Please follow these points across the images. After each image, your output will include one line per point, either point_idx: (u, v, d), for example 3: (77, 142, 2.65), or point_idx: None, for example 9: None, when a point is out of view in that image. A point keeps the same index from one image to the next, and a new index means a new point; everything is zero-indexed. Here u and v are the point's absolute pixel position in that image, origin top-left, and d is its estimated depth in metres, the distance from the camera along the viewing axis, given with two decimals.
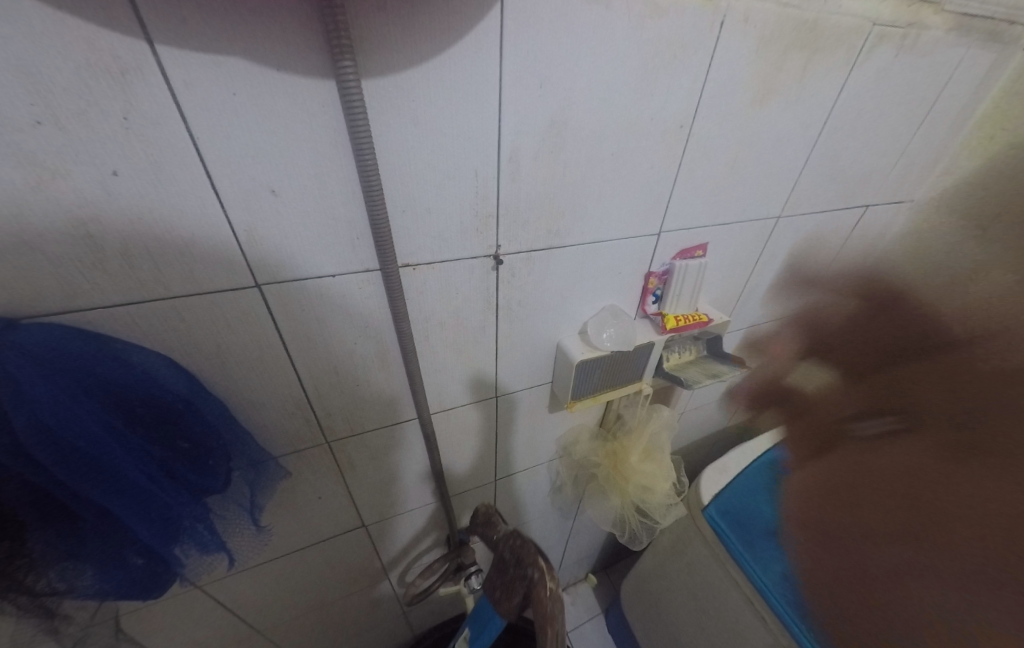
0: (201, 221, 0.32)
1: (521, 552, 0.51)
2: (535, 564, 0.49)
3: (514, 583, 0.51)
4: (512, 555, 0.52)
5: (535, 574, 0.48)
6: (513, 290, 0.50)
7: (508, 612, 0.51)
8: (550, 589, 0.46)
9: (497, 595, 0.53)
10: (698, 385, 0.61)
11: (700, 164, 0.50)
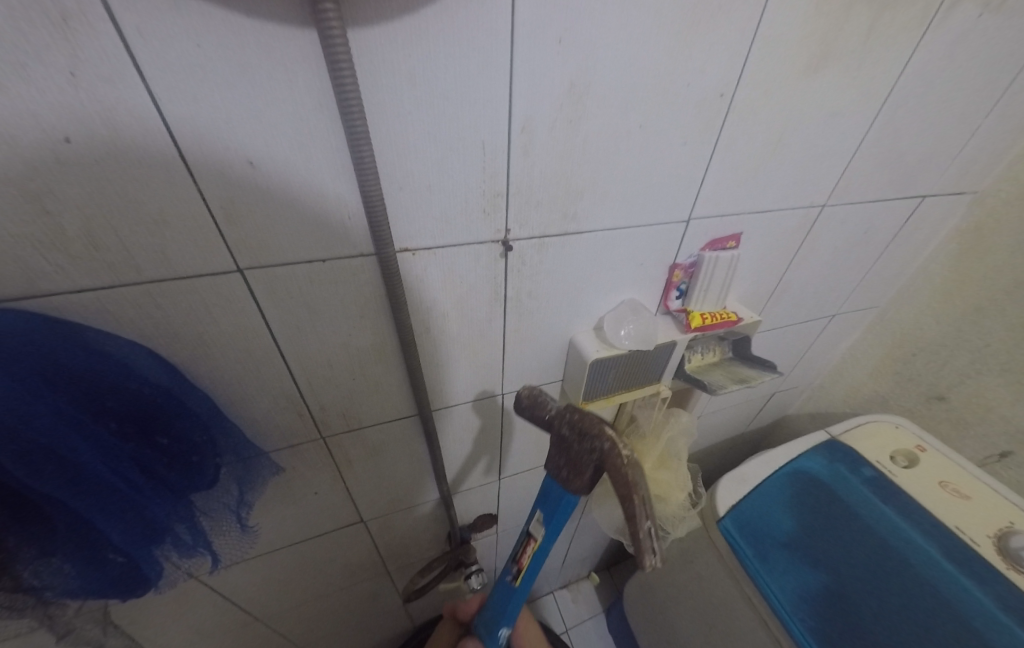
0: (174, 197, 0.29)
1: (581, 426, 0.40)
2: (602, 435, 0.38)
3: (580, 458, 0.41)
4: (571, 431, 0.41)
5: (607, 446, 0.38)
6: (522, 282, 0.45)
7: (579, 488, 0.43)
8: (631, 461, 0.37)
9: (558, 469, 0.43)
10: (722, 390, 0.55)
11: (739, 144, 0.44)
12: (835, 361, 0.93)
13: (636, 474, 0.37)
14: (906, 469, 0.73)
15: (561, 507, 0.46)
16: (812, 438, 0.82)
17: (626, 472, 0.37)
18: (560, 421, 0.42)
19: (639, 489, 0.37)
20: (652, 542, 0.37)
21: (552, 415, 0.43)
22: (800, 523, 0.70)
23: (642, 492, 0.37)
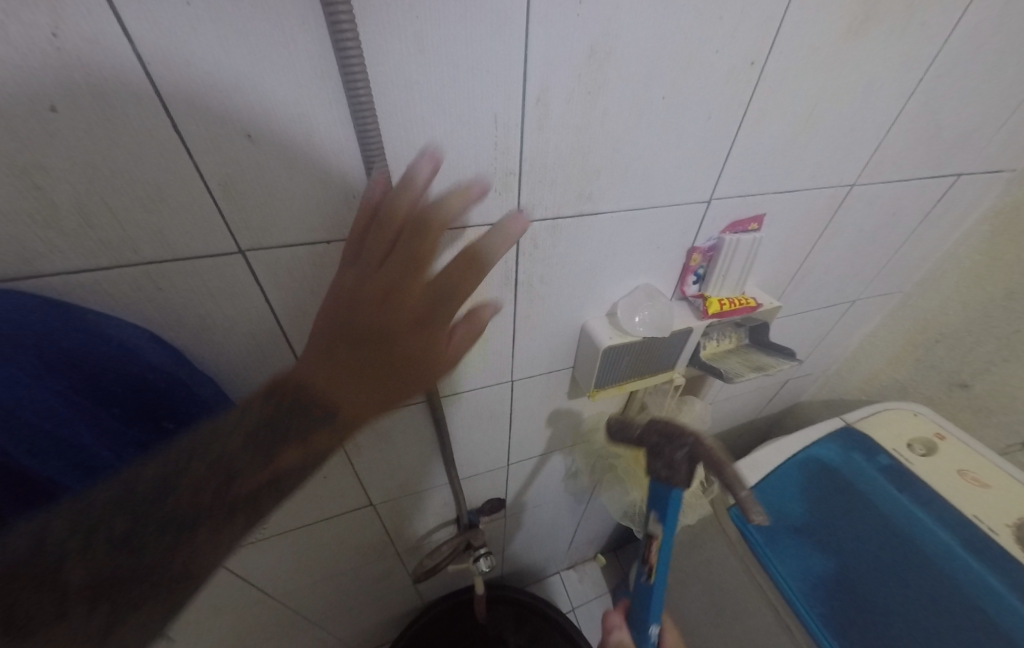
0: (169, 173, 0.27)
1: (665, 436, 0.48)
2: (685, 438, 0.46)
3: (670, 458, 0.47)
4: (659, 436, 0.48)
5: (694, 445, 0.45)
6: (535, 265, 0.43)
7: (682, 483, 0.47)
8: (711, 453, 0.44)
9: (659, 479, 0.49)
10: (740, 378, 0.54)
11: (768, 116, 0.41)
12: (852, 348, 0.90)
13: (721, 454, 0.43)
14: (925, 457, 0.71)
15: (668, 503, 0.50)
16: (826, 426, 0.81)
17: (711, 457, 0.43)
18: (648, 433, 0.50)
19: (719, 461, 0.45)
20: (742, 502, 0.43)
21: (637, 433, 0.51)
22: (812, 509, 0.70)
23: (729, 480, 0.42)
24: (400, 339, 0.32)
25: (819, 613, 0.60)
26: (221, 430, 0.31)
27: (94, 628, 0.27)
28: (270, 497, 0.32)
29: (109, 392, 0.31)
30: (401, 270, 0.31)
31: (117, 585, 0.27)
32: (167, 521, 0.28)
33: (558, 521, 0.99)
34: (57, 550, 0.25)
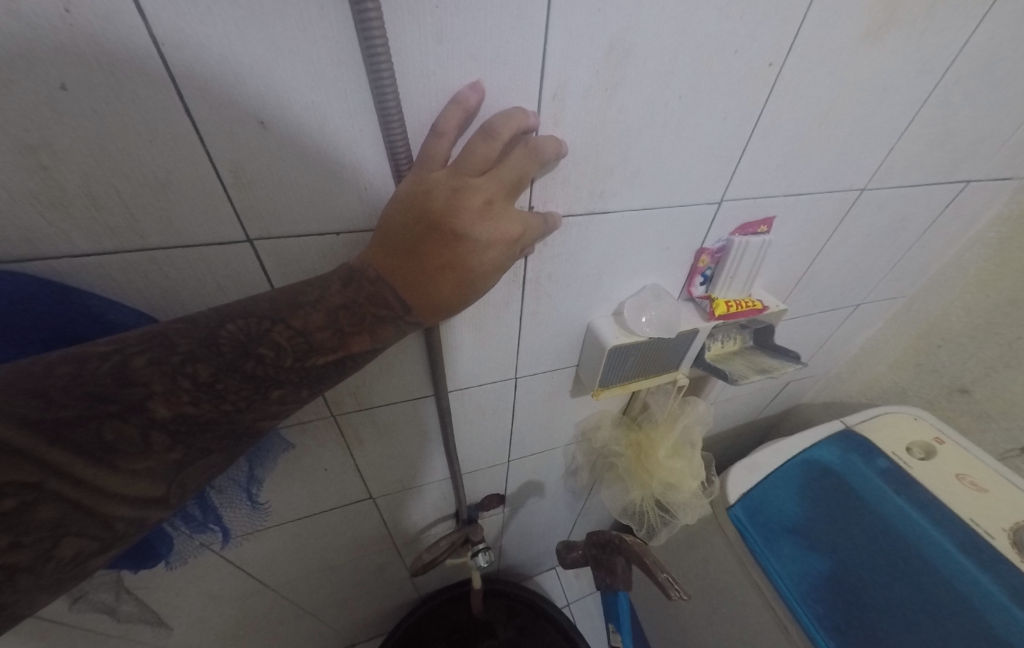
0: (179, 158, 0.27)
1: (604, 539, 0.66)
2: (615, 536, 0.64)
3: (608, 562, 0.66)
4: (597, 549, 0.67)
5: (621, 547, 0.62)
6: (544, 262, 0.43)
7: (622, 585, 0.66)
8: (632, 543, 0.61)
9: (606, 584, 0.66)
10: (744, 380, 0.54)
11: (784, 117, 0.40)
12: (853, 352, 0.91)
13: (645, 554, 0.59)
14: (923, 462, 0.71)
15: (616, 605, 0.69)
16: (825, 430, 0.81)
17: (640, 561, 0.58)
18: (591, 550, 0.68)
19: (644, 551, 0.59)
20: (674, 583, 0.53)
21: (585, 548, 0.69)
22: (810, 512, 0.71)
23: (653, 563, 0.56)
24: (478, 253, 0.30)
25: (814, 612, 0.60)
26: (300, 306, 0.29)
27: (168, 464, 0.27)
28: (332, 378, 0.32)
29: None
30: (494, 184, 0.30)
31: (194, 426, 0.27)
32: (247, 376, 0.28)
33: (556, 518, 0.99)
34: (144, 382, 0.25)
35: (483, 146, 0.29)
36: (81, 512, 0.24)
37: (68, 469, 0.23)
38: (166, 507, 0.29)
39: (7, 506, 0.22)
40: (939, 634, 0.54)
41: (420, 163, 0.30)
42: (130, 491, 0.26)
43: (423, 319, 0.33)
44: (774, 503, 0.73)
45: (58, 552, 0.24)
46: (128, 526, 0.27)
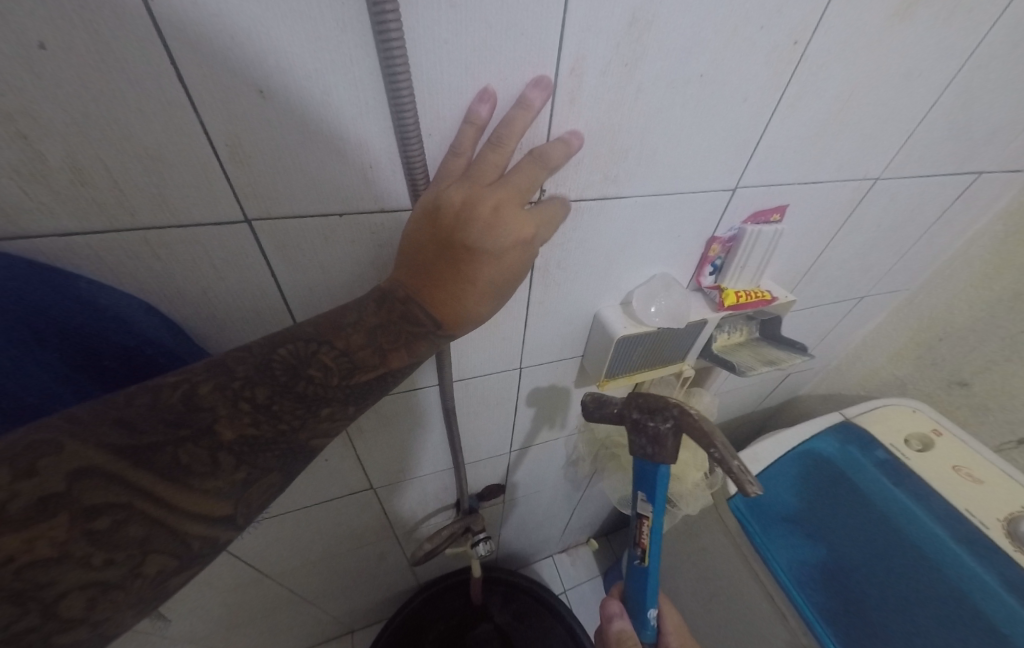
0: (172, 128, 0.25)
1: (661, 407, 0.44)
2: (676, 405, 0.44)
3: (656, 433, 0.44)
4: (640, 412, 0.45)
5: (684, 417, 0.42)
6: (554, 249, 0.42)
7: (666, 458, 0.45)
8: (708, 426, 0.41)
9: (642, 453, 0.46)
10: (751, 371, 0.53)
11: (805, 100, 0.39)
12: (853, 344, 0.91)
13: (709, 424, 0.42)
14: (921, 453, 0.72)
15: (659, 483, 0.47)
16: (824, 421, 0.81)
17: (708, 439, 0.41)
18: (641, 421, 0.45)
19: (718, 436, 0.41)
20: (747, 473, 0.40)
21: (624, 406, 0.46)
22: (810, 504, 0.72)
23: (721, 439, 0.41)
24: (495, 261, 0.30)
25: (812, 601, 0.62)
26: (341, 327, 0.30)
27: (238, 483, 0.26)
28: (375, 394, 0.32)
29: (103, 365, 0.29)
30: (506, 192, 0.29)
31: (257, 445, 0.27)
32: (299, 396, 0.28)
33: (555, 507, 1.00)
34: (210, 405, 0.25)
35: (493, 152, 0.29)
36: (164, 530, 0.23)
37: (151, 490, 0.23)
38: (238, 528, 0.28)
39: (97, 524, 0.21)
40: (935, 623, 0.55)
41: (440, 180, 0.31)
42: (206, 510, 0.25)
43: (455, 332, 0.33)
44: (772, 494, 0.74)
45: (143, 569, 0.23)
46: (203, 545, 0.26)
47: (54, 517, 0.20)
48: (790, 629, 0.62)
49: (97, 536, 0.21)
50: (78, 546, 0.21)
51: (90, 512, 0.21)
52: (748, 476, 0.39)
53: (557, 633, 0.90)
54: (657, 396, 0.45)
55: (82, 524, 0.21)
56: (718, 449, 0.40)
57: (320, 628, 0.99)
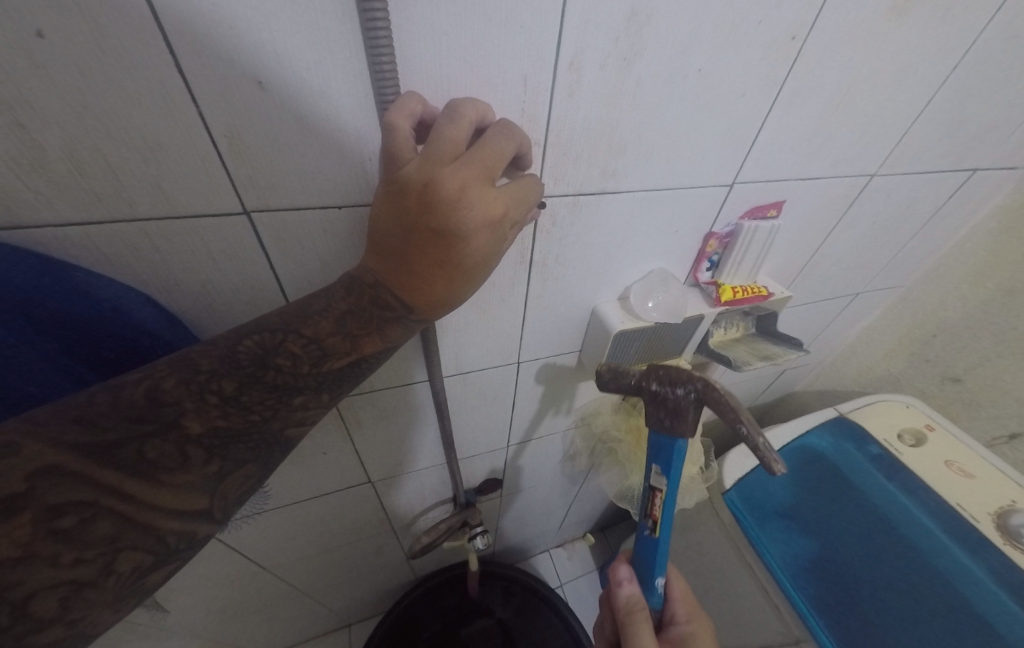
0: (171, 119, 0.25)
1: (682, 379, 0.41)
2: (699, 378, 0.40)
3: (677, 406, 0.41)
4: (660, 385, 0.42)
5: (707, 392, 0.39)
6: (551, 243, 0.42)
7: (685, 431, 0.43)
8: (733, 400, 0.38)
9: (658, 424, 0.44)
10: (747, 367, 0.54)
11: (802, 96, 0.39)
12: (849, 340, 0.92)
13: (734, 399, 0.39)
14: (914, 448, 0.73)
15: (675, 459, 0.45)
16: (818, 416, 0.82)
17: (732, 414, 0.38)
18: (661, 393, 0.42)
19: (743, 410, 0.38)
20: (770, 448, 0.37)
21: (641, 376, 0.43)
22: (804, 499, 0.72)
23: (747, 414, 0.38)
24: (466, 249, 0.27)
25: (804, 591, 0.63)
26: (308, 315, 0.30)
27: (210, 475, 0.27)
28: (350, 381, 0.33)
29: (101, 356, 0.29)
30: (471, 170, 0.26)
31: (228, 438, 0.28)
32: (269, 386, 0.29)
33: (552, 502, 1.00)
34: (174, 400, 0.25)
35: (448, 128, 0.26)
36: (135, 526, 0.24)
37: (119, 485, 0.23)
38: (214, 523, 0.29)
39: (64, 523, 0.22)
40: (924, 614, 0.56)
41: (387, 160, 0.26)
42: (178, 504, 0.26)
43: (429, 318, 0.31)
44: (765, 487, 0.75)
45: (116, 566, 0.24)
46: (179, 540, 0.27)
47: (19, 518, 0.20)
48: (783, 621, 0.63)
49: (63, 535, 0.22)
50: (44, 544, 0.21)
51: (55, 512, 0.21)
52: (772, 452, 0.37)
53: (553, 625, 0.91)
54: (680, 368, 0.42)
55: (47, 523, 0.21)
56: (742, 425, 0.37)
57: (317, 621, 1.00)
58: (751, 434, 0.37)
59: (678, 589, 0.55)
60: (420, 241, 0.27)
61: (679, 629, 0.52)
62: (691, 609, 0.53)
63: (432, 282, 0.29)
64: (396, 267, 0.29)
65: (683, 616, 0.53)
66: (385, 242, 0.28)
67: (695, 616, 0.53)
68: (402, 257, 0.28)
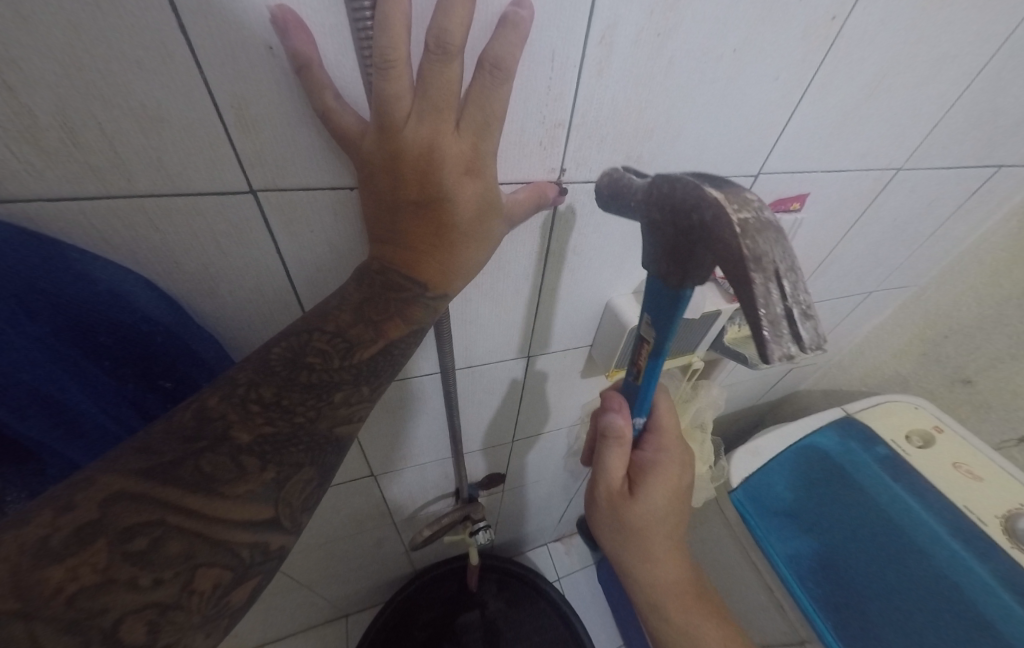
0: (173, 88, 0.23)
1: (692, 204, 0.27)
2: (711, 202, 0.26)
3: (677, 243, 0.29)
4: (661, 212, 0.29)
5: (714, 229, 0.26)
6: (570, 233, 0.40)
7: (685, 280, 0.31)
8: (752, 246, 0.25)
9: (656, 268, 0.33)
10: (764, 364, 0.52)
11: (836, 83, 0.37)
12: (858, 340, 0.91)
13: (762, 243, 0.25)
14: (922, 450, 0.72)
15: (669, 312, 0.34)
16: (826, 415, 0.81)
17: (738, 266, 0.25)
18: (662, 225, 0.30)
19: (767, 261, 0.25)
20: (791, 329, 0.25)
21: (646, 195, 0.30)
22: (805, 496, 0.72)
23: (774, 267, 0.25)
24: (459, 204, 0.27)
25: (813, 593, 0.62)
26: (327, 311, 0.29)
27: (269, 482, 0.26)
28: (387, 371, 0.31)
29: (97, 342, 0.27)
30: (433, 122, 0.24)
31: (279, 443, 0.26)
32: (306, 386, 0.27)
33: (554, 496, 1.00)
34: (220, 414, 0.25)
35: (389, 83, 0.23)
36: (206, 542, 0.23)
37: (180, 503, 0.22)
38: (288, 530, 0.27)
39: (137, 546, 0.21)
40: (925, 613, 0.56)
41: (345, 147, 0.26)
42: (243, 516, 0.25)
43: (445, 290, 0.30)
44: (771, 486, 0.74)
45: (196, 585, 0.23)
46: (252, 552, 0.26)
47: (94, 544, 0.20)
48: (788, 621, 0.63)
49: (139, 557, 0.21)
50: (122, 569, 0.20)
51: (126, 535, 0.21)
52: (781, 334, 0.25)
53: (551, 620, 0.91)
54: (692, 183, 0.27)
55: (121, 547, 0.21)
56: (749, 285, 0.25)
57: (316, 611, 0.99)
58: (756, 300, 0.25)
59: (665, 411, 0.46)
60: (414, 206, 0.27)
61: (645, 454, 0.44)
62: (665, 438, 0.44)
63: (436, 245, 0.28)
64: (399, 247, 0.28)
65: (657, 446, 0.44)
66: (381, 226, 0.28)
67: (668, 448, 0.44)
68: (403, 232, 0.28)
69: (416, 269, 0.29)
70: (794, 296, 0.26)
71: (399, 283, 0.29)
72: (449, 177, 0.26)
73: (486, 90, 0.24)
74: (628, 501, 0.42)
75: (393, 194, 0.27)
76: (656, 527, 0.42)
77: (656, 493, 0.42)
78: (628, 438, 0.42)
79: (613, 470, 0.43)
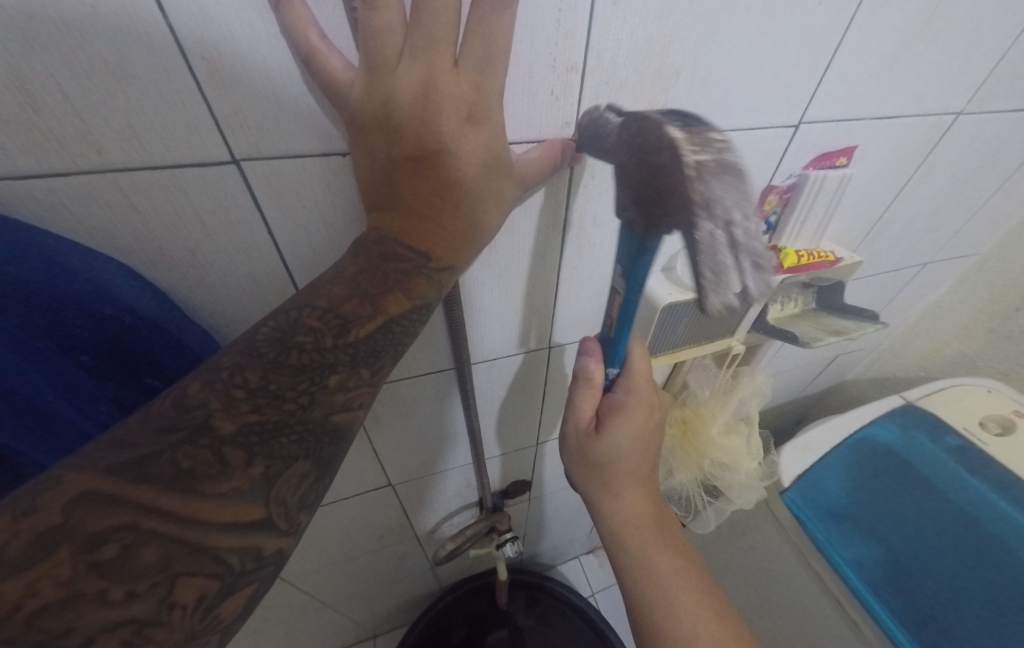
0: (136, 38, 0.20)
1: (653, 147, 0.23)
2: (669, 142, 0.22)
3: (639, 184, 0.25)
4: (629, 150, 0.25)
5: (670, 172, 0.22)
6: (589, 200, 0.36)
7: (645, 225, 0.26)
8: (704, 190, 0.21)
9: (624, 218, 0.28)
10: (817, 343, 0.46)
11: (888, 9, 0.33)
12: (912, 319, 0.82)
13: (717, 187, 0.21)
14: (1001, 437, 0.63)
15: (635, 267, 0.30)
16: (883, 404, 0.73)
17: (685, 216, 0.22)
18: (628, 165, 0.25)
19: (718, 206, 0.21)
20: (731, 281, 0.22)
21: (613, 136, 0.26)
22: (868, 497, 0.64)
23: (728, 217, 0.22)
24: (461, 157, 0.24)
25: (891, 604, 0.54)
26: (319, 287, 0.25)
27: (258, 479, 0.22)
28: (389, 352, 0.27)
29: (75, 337, 0.24)
30: (424, 57, 0.21)
31: (267, 433, 0.23)
32: (296, 368, 0.24)
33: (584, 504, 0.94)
34: (201, 402, 0.21)
35: (377, 12, 0.20)
36: (187, 549, 0.20)
37: (156, 503, 0.19)
38: (284, 533, 0.24)
39: (106, 554, 0.18)
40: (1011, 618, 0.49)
41: (332, 98, 0.23)
42: (229, 518, 0.21)
43: (452, 260, 0.27)
44: (827, 483, 0.66)
45: (177, 598, 0.20)
46: (244, 559, 0.22)
47: (56, 554, 0.17)
48: (862, 638, 0.55)
49: (110, 568, 0.18)
50: (89, 582, 0.17)
51: (95, 543, 0.18)
52: (722, 286, 0.22)
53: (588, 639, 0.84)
54: (655, 121, 0.22)
55: (89, 556, 0.17)
56: (692, 229, 0.22)
57: (342, 633, 0.95)
58: (699, 250, 0.22)
59: (640, 355, 0.39)
60: (411, 162, 0.23)
61: (615, 395, 0.39)
62: (636, 380, 0.39)
63: (443, 206, 0.25)
64: (397, 213, 0.25)
65: (624, 386, 0.39)
66: (377, 192, 0.25)
67: (638, 390, 0.38)
68: (404, 197, 0.25)
69: (420, 237, 0.26)
70: (745, 246, 0.22)
71: (404, 258, 0.26)
72: (448, 121, 0.22)
73: (486, 17, 0.20)
74: (592, 436, 0.39)
75: (388, 152, 0.23)
76: (622, 462, 0.38)
77: (620, 432, 0.37)
78: (599, 380, 0.38)
79: (579, 408, 0.39)
